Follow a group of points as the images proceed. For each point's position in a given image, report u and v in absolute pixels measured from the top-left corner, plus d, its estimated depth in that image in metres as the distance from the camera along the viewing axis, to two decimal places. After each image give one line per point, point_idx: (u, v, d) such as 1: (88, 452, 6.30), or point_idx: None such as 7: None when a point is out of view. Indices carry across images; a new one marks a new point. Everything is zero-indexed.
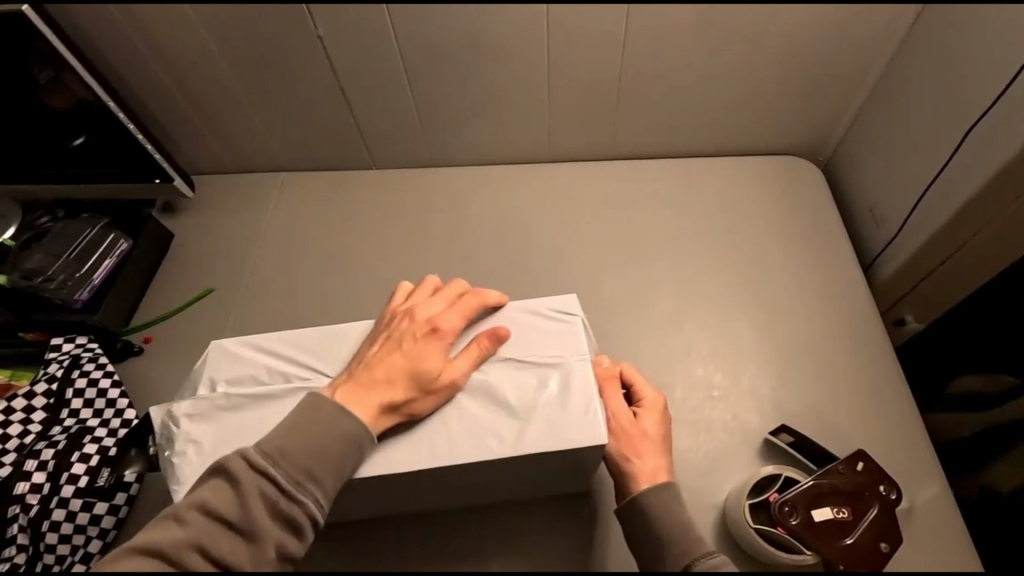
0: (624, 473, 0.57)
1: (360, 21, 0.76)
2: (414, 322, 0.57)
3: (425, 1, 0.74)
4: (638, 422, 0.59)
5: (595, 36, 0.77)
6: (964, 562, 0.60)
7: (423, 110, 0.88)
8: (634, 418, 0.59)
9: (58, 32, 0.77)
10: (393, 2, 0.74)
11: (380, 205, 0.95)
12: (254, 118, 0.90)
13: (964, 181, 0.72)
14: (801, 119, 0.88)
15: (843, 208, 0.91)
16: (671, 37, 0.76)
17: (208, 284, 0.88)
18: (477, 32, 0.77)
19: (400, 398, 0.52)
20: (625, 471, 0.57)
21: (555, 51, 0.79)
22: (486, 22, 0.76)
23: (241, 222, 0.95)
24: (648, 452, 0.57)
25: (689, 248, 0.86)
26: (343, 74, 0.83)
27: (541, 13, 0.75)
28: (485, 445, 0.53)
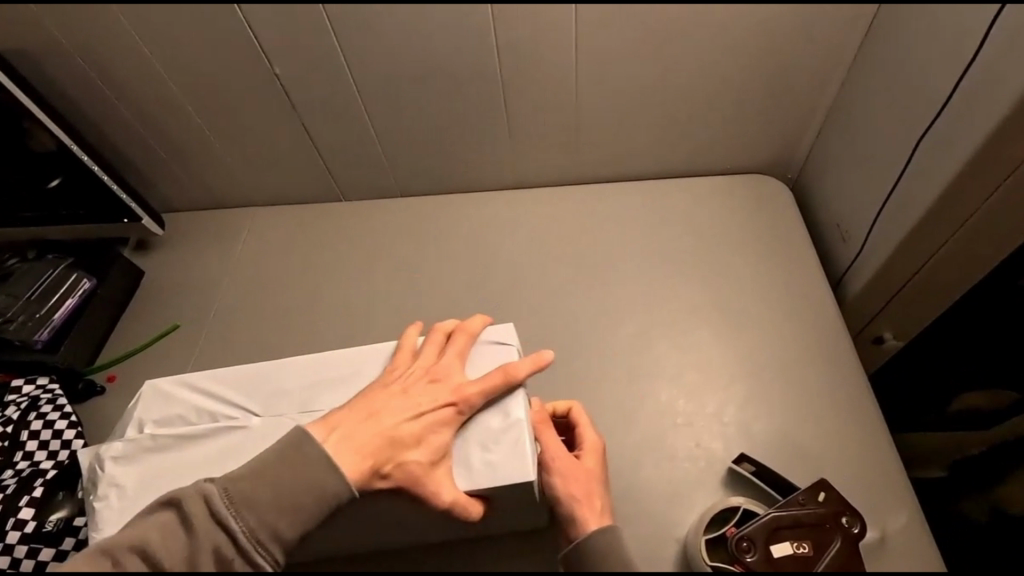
0: (572, 515, 0.55)
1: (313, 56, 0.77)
2: (435, 361, 0.56)
3: (376, 37, 0.75)
4: (579, 462, 0.58)
5: (547, 63, 0.78)
6: None
7: (385, 141, 0.89)
8: (575, 458, 0.58)
9: (22, 81, 0.79)
10: (345, 38, 0.75)
11: (348, 236, 0.95)
12: (220, 155, 0.92)
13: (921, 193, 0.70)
14: (764, 136, 0.87)
15: (812, 225, 0.90)
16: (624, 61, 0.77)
17: (174, 320, 0.89)
18: (430, 64, 0.78)
19: (425, 412, 0.52)
20: (573, 512, 0.55)
21: (509, 80, 0.80)
22: (438, 54, 0.77)
23: (211, 257, 0.96)
24: (596, 492, 0.56)
25: (655, 270, 0.85)
26: (303, 109, 0.84)
27: (490, 42, 0.75)
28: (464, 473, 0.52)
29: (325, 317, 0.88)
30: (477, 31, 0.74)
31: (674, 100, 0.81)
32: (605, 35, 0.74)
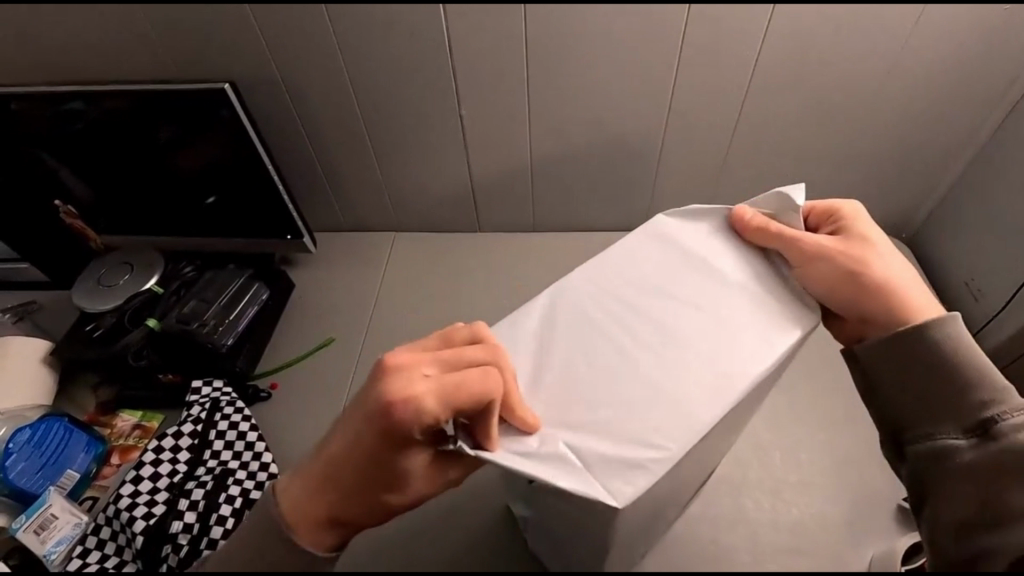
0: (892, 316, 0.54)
1: (502, 103, 0.84)
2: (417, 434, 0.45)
3: (563, 89, 0.82)
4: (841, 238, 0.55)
5: (711, 118, 0.85)
6: None
7: (537, 179, 0.95)
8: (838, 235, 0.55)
9: (245, 108, 0.84)
10: (535, 87, 0.82)
11: (485, 267, 1.00)
12: (378, 183, 0.97)
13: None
14: (890, 198, 0.94)
15: (932, 282, 0.95)
16: (776, 123, 0.85)
17: (328, 334, 0.92)
18: (603, 114, 0.85)
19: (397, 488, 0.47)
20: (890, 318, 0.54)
21: (670, 130, 0.87)
22: (613, 106, 0.84)
23: (356, 278, 1.00)
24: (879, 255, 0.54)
25: None
26: (473, 147, 0.91)
27: (665, 99, 0.83)
28: (636, 461, 0.42)
29: None
30: (655, 86, 0.81)
31: (815, 158, 0.90)
32: (770, 102, 0.83)
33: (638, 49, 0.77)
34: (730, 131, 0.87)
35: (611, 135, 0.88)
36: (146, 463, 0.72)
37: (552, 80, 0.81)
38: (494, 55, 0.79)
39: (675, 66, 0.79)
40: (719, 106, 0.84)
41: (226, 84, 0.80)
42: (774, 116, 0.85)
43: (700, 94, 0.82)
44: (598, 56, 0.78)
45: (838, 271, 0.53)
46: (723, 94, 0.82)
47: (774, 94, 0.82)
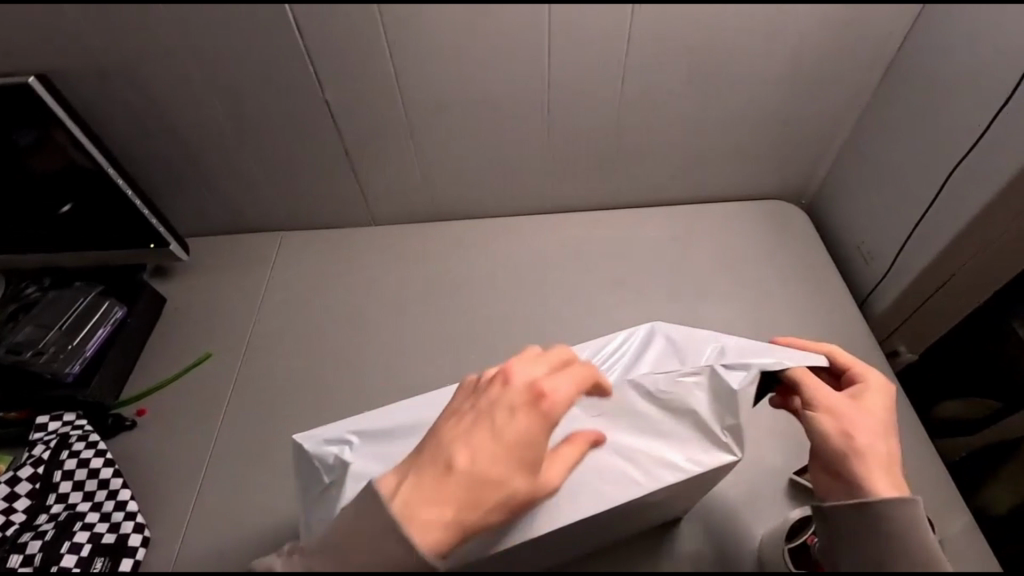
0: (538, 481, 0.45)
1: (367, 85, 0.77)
2: None
3: (434, 69, 0.76)
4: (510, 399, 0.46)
5: (594, 93, 0.81)
6: None
7: (426, 165, 0.89)
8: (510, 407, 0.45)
9: (68, 104, 0.75)
10: (403, 67, 0.76)
11: (382, 262, 0.94)
12: (252, 181, 0.89)
13: (950, 221, 0.75)
14: (785, 166, 0.93)
15: (830, 247, 0.95)
16: (664, 95, 0.82)
17: (205, 349, 0.85)
18: (481, 93, 0.80)
19: None
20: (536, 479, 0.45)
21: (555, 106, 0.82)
22: (488, 83, 0.79)
23: (240, 285, 0.92)
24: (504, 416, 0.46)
25: (689, 292, 0.89)
26: (348, 135, 0.84)
27: (543, 74, 0.78)
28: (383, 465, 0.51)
29: (363, 342, 0.86)
30: (530, 62, 0.77)
31: (705, 129, 0.87)
32: (651, 73, 0.79)
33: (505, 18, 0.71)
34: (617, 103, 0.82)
35: (493, 114, 0.83)
36: None
37: (418, 56, 0.75)
38: (351, 32, 0.72)
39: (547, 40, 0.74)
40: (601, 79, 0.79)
41: (32, 77, 0.71)
42: (658, 85, 0.81)
43: (578, 67, 0.77)
44: (463, 28, 0.72)
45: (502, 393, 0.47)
46: (602, 67, 0.78)
47: (654, 64, 0.78)
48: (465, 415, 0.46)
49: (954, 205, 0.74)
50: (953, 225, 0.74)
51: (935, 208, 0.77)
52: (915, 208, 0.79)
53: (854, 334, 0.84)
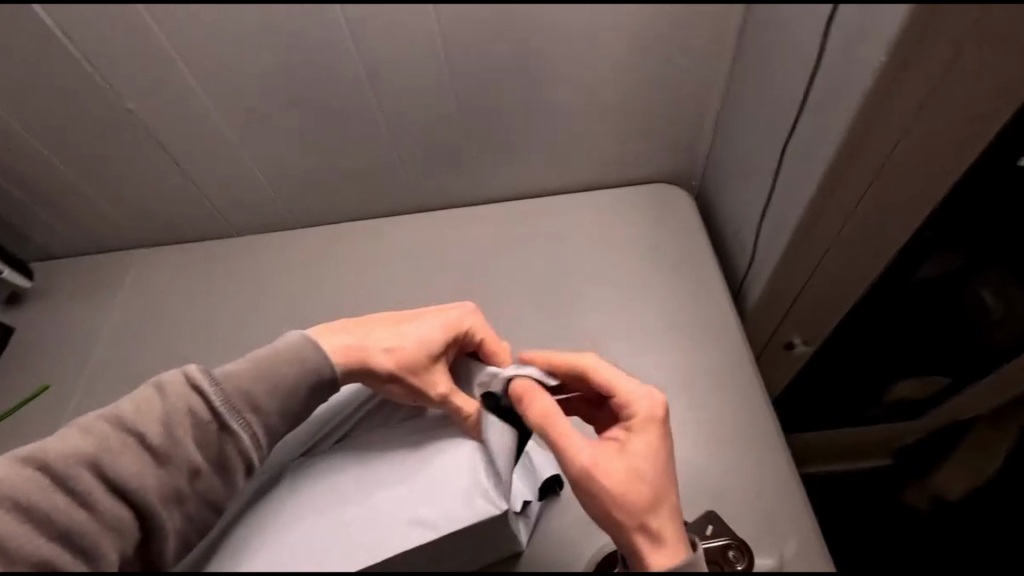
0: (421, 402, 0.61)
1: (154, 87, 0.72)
2: None
3: (221, 67, 0.70)
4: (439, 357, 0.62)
5: (410, 83, 0.73)
6: None
7: (261, 170, 0.83)
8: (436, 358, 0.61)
9: None
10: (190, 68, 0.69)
11: (235, 275, 0.89)
12: (91, 198, 0.86)
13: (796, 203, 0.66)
14: (661, 148, 0.84)
15: (719, 232, 0.86)
16: (486, 81, 0.73)
17: (44, 380, 0.82)
18: (285, 90, 0.73)
19: None
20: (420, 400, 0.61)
21: (374, 98, 0.75)
22: (288, 78, 0.72)
23: (87, 308, 0.88)
24: (434, 376, 0.60)
25: (551, 290, 0.82)
26: (169, 144, 0.79)
27: (345, 62, 0.70)
28: None
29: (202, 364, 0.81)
30: (323, 53, 0.69)
31: (549, 113, 0.78)
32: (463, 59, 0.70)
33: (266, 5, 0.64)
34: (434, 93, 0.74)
35: (307, 113, 0.76)
36: None
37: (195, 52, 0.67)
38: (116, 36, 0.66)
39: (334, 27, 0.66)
40: (404, 67, 0.71)
41: None
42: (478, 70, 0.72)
43: (378, 56, 0.69)
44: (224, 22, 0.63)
45: (394, 338, 0.61)
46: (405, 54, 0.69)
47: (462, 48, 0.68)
48: (345, 330, 0.63)
49: (794, 185, 0.65)
50: (799, 206, 0.65)
51: (780, 186, 0.67)
52: (765, 187, 0.70)
53: (725, 329, 0.75)
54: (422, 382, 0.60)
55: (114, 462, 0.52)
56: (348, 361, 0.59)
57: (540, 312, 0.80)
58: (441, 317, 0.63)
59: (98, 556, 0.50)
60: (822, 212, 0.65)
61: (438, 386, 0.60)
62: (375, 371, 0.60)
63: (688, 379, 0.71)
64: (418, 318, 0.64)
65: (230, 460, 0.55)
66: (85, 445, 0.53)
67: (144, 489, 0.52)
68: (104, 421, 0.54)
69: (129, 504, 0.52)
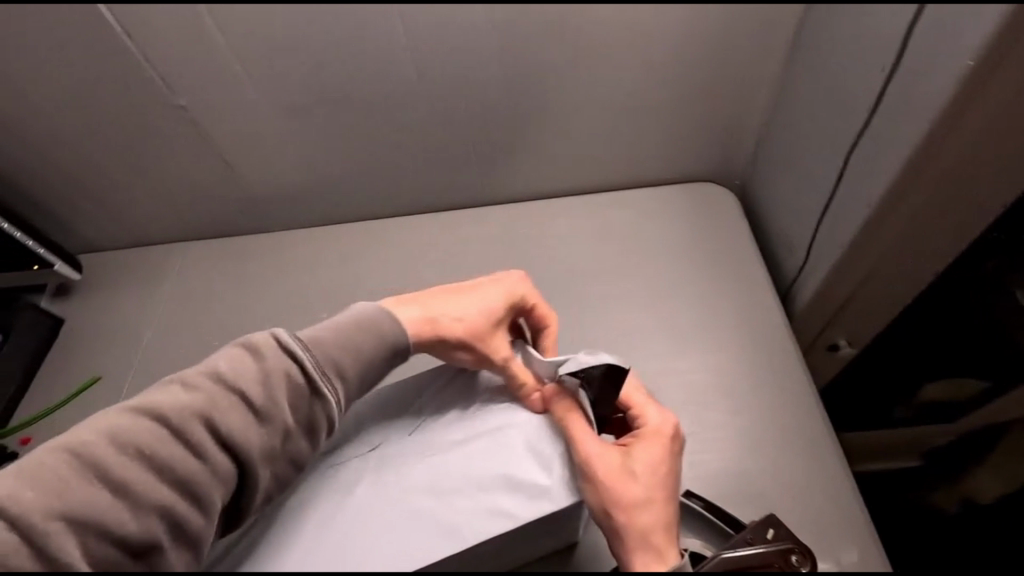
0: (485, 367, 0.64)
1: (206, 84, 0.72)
2: None
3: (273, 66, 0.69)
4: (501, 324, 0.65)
5: (460, 81, 0.72)
6: None
7: (305, 166, 0.83)
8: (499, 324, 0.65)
9: None
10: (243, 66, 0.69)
11: (277, 270, 0.90)
12: (137, 192, 0.87)
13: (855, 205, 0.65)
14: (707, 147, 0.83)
15: (763, 232, 0.85)
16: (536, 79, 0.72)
17: (95, 371, 0.84)
18: (334, 88, 0.73)
19: None
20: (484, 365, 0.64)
21: (422, 96, 0.74)
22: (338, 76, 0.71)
23: (133, 301, 0.90)
24: (497, 342, 0.64)
25: (594, 288, 0.82)
26: (217, 140, 0.80)
27: (396, 60, 0.70)
28: None
29: None
30: (375, 52, 0.68)
31: (597, 112, 0.77)
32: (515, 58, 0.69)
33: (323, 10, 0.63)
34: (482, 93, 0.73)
35: (354, 110, 0.76)
36: None
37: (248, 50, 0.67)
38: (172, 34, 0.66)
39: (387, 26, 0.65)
40: (454, 65, 0.70)
41: None
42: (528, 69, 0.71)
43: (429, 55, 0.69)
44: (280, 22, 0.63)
45: (459, 304, 0.65)
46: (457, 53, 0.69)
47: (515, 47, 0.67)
48: (410, 301, 0.65)
49: (853, 188, 0.64)
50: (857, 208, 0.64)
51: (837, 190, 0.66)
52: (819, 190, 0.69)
53: (773, 331, 0.74)
54: (487, 347, 0.63)
55: (218, 418, 0.53)
56: (421, 329, 0.62)
57: (583, 310, 0.80)
58: (500, 285, 0.67)
59: (205, 506, 0.52)
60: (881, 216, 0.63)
61: (500, 351, 0.63)
62: (446, 335, 0.63)
63: (735, 381, 0.71)
64: (480, 286, 0.67)
65: (317, 424, 0.56)
66: (192, 400, 0.53)
67: (250, 447, 0.53)
68: (205, 377, 0.55)
69: (234, 459, 0.53)
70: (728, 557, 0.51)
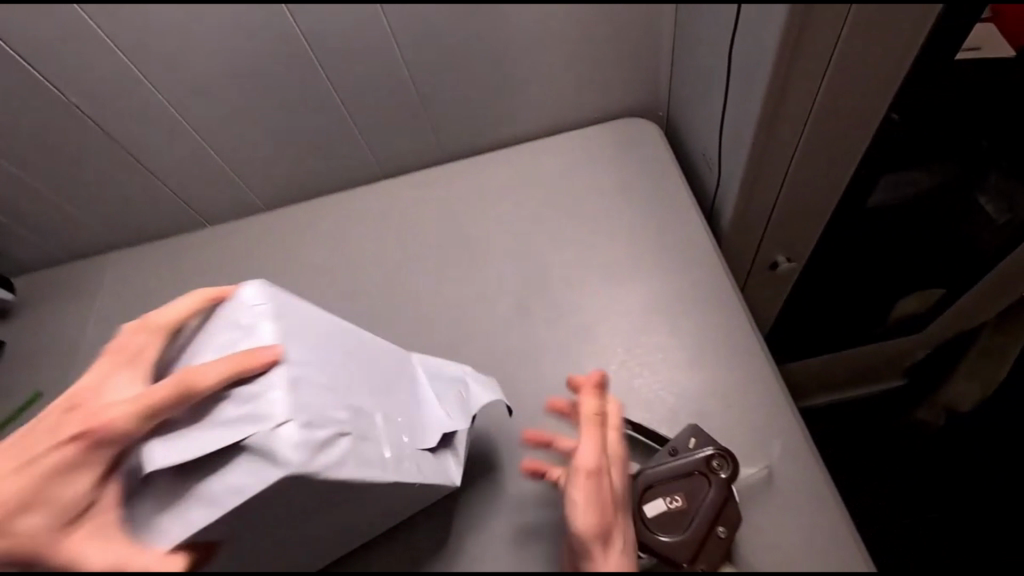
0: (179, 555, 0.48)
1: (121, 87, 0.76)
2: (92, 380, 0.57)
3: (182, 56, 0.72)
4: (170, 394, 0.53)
5: (362, 52, 0.74)
6: (819, 518, 0.55)
7: (235, 155, 0.86)
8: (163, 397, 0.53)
9: None
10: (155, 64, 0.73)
11: (212, 265, 0.90)
12: (79, 201, 0.90)
13: (747, 109, 0.66)
14: (622, 83, 0.84)
15: (688, 158, 0.87)
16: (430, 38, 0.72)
17: (35, 389, 0.84)
18: (242, 74, 0.75)
19: None
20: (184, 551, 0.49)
21: (329, 71, 0.76)
22: (244, 61, 0.73)
23: (79, 312, 0.91)
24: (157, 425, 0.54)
25: (526, 235, 0.83)
26: (143, 138, 0.82)
27: (297, 40, 0.71)
28: None
29: None
30: (272, 30, 0.70)
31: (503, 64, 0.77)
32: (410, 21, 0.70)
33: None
34: (387, 58, 0.75)
35: (269, 99, 0.78)
36: None
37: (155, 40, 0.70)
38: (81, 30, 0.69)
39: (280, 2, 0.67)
40: (353, 36, 0.72)
41: None
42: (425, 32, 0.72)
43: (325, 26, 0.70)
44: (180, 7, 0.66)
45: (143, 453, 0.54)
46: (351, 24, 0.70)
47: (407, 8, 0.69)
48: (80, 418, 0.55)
49: (743, 87, 0.66)
50: (750, 110, 0.65)
51: (737, 95, 0.68)
52: (723, 100, 0.72)
53: (698, 246, 0.76)
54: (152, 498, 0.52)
55: None
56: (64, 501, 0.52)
57: (518, 256, 0.81)
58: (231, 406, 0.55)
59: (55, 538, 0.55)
60: (775, 114, 0.64)
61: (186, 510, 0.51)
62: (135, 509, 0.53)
63: (671, 305, 0.72)
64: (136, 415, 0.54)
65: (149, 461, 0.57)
66: None
67: None
68: None
69: None
70: (650, 472, 0.52)
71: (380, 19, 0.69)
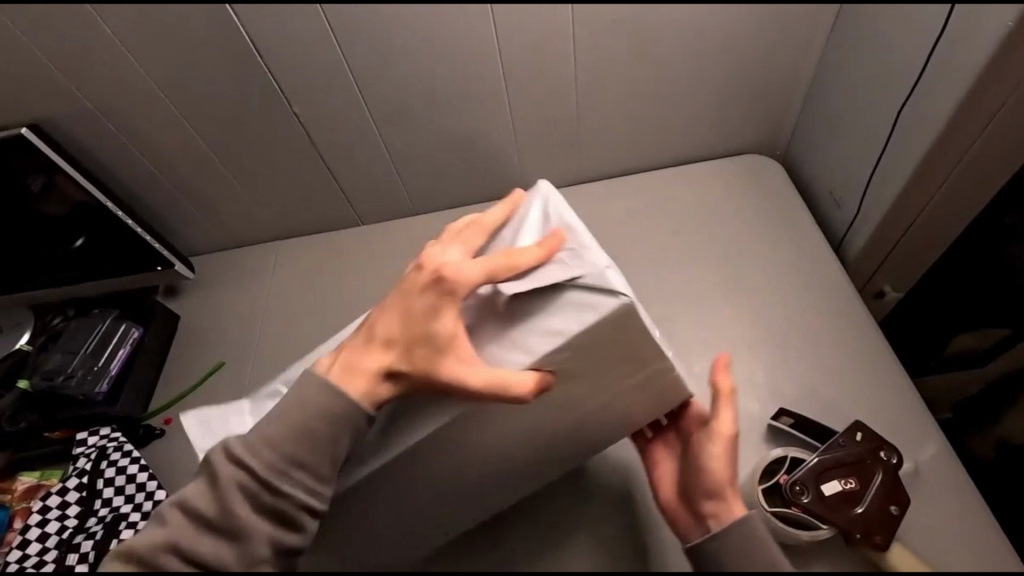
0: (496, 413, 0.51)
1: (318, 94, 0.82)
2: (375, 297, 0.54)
3: (386, 70, 0.79)
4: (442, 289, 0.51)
5: (545, 75, 0.81)
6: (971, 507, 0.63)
7: (397, 160, 0.92)
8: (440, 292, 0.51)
9: (63, 153, 0.83)
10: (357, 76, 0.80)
11: (368, 259, 0.98)
12: (241, 195, 0.95)
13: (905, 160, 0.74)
14: (758, 123, 0.91)
15: (810, 194, 0.94)
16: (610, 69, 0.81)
17: (219, 358, 0.92)
18: (434, 88, 0.82)
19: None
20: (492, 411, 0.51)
21: (510, 91, 0.83)
22: (440, 76, 0.80)
23: (241, 294, 0.98)
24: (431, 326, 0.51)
25: (667, 253, 0.90)
26: (322, 143, 0.89)
27: (492, 61, 0.79)
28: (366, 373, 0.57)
29: None
30: (474, 53, 0.78)
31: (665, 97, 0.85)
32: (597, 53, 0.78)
33: (437, 9, 0.73)
34: (564, 84, 0.83)
35: (447, 111, 0.85)
36: (33, 525, 0.74)
37: (365, 55, 0.77)
38: (300, 43, 0.76)
39: (489, 30, 0.75)
40: (541, 62, 0.80)
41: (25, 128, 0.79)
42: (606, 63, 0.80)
43: (521, 51, 0.78)
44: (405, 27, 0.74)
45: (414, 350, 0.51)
46: (544, 51, 0.78)
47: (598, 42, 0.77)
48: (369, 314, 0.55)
49: (904, 142, 0.73)
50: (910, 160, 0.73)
51: (889, 146, 0.75)
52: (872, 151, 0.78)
53: (834, 274, 0.83)
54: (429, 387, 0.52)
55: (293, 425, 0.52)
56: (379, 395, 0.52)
57: (661, 271, 0.88)
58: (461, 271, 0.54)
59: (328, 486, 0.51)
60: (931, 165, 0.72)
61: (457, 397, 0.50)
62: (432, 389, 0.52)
63: (809, 325, 0.79)
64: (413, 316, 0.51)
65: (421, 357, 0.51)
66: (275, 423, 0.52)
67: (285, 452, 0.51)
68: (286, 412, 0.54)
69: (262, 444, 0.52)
70: (821, 459, 0.60)
71: (567, 44, 0.77)
